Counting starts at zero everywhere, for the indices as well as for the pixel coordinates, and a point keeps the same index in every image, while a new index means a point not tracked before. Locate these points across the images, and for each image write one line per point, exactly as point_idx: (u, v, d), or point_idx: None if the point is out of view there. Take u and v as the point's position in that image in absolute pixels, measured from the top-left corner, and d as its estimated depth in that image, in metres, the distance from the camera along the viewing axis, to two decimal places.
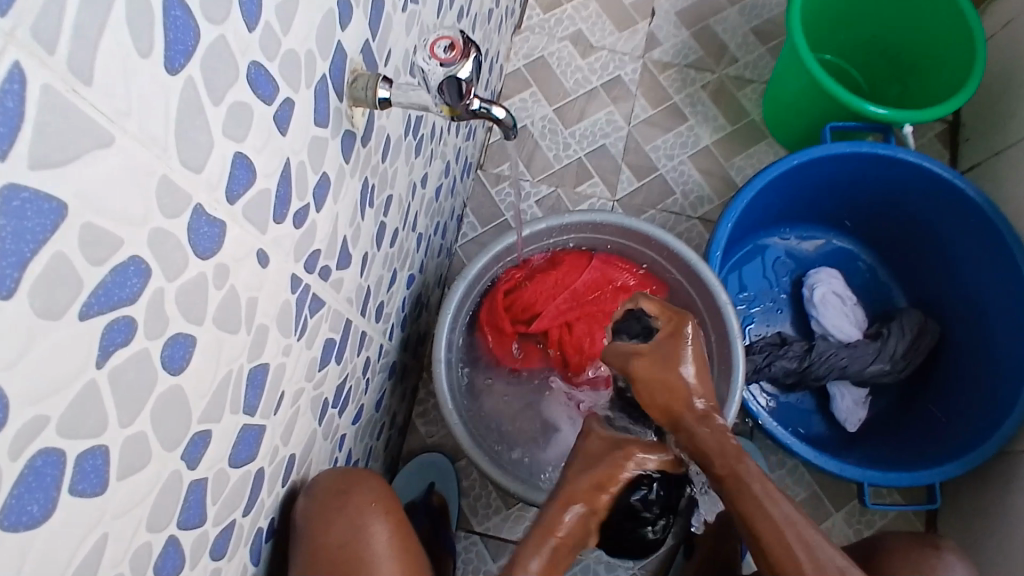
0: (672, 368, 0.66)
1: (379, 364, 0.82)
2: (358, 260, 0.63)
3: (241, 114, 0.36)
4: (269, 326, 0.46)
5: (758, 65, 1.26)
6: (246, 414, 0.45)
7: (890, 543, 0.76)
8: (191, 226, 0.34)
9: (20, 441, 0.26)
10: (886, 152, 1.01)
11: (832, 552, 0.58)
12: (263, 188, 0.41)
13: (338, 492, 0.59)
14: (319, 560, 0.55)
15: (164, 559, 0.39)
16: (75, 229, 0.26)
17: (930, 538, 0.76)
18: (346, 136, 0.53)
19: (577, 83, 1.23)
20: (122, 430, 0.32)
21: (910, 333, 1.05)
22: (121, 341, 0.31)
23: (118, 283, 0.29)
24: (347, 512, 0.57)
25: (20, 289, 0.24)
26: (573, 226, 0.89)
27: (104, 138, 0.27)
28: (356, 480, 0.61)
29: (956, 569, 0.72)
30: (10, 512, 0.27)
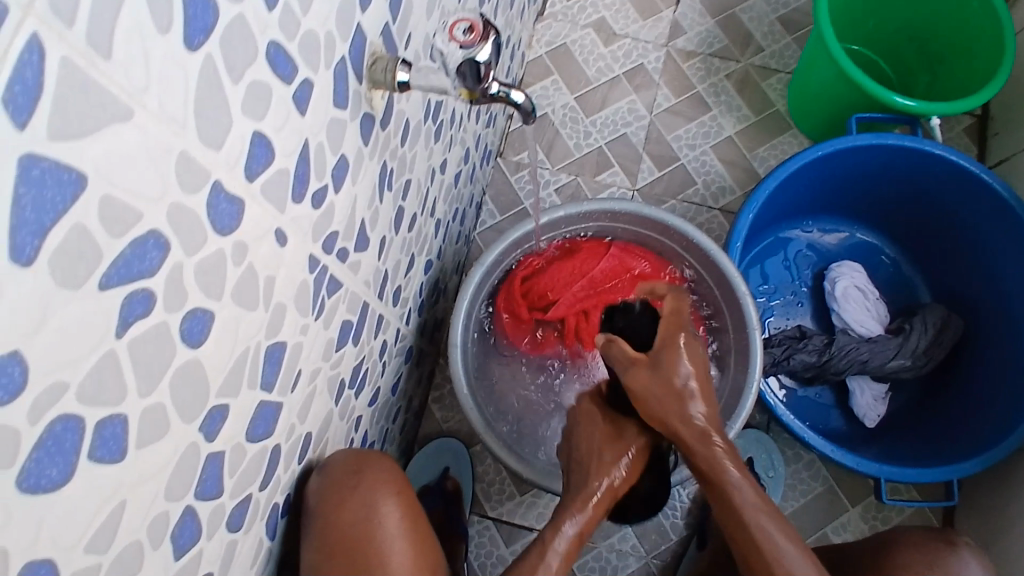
0: (666, 382, 0.67)
1: (396, 348, 0.82)
2: (376, 243, 0.64)
3: (260, 93, 0.37)
4: (286, 305, 0.46)
5: (784, 55, 1.24)
6: (264, 390, 0.46)
7: (903, 536, 0.75)
8: (210, 203, 0.35)
9: (40, 407, 0.27)
10: (913, 145, 0.99)
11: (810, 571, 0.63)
12: (282, 168, 0.41)
13: (351, 471, 0.60)
14: (333, 539, 0.57)
15: (181, 528, 0.40)
16: (95, 201, 0.27)
17: (945, 534, 0.75)
18: (365, 119, 0.53)
19: (600, 72, 1.23)
20: (141, 400, 0.33)
21: (932, 329, 1.03)
22: (141, 313, 0.31)
23: (138, 255, 0.30)
24: (360, 491, 0.59)
25: (39, 258, 0.25)
26: (592, 214, 0.89)
27: (123, 113, 0.28)
28: (365, 460, 0.62)
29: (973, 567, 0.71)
30: (29, 476, 0.27)
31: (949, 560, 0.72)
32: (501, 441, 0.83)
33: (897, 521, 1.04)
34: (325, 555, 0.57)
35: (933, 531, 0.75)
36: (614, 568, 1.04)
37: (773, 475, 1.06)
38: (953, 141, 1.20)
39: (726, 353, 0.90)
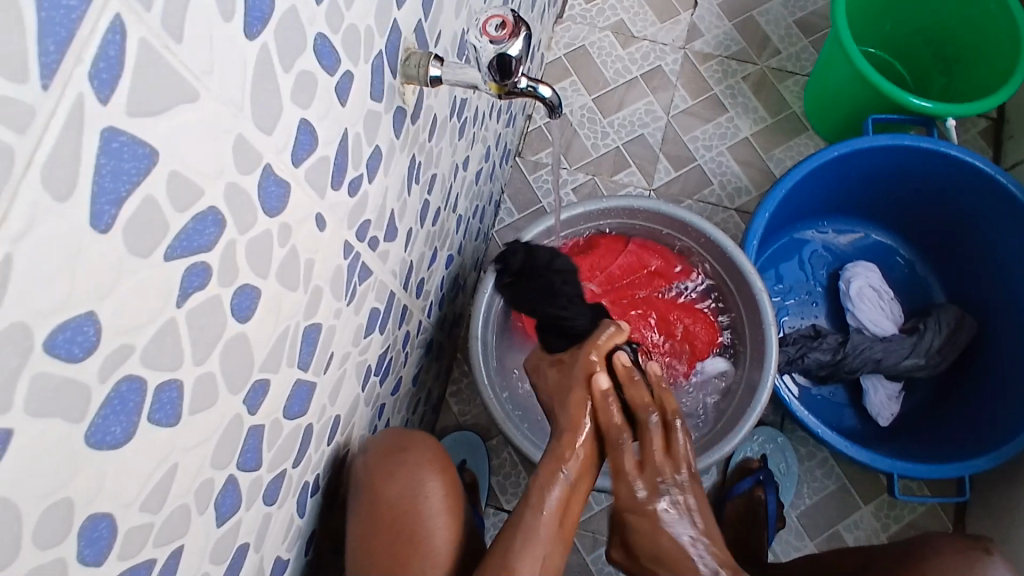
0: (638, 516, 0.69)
1: (418, 339, 0.84)
2: (404, 234, 0.66)
3: (306, 82, 0.39)
4: (323, 288, 0.49)
5: (801, 57, 1.25)
6: (300, 369, 0.48)
7: (937, 543, 0.74)
8: (260, 184, 0.37)
9: (108, 367, 0.29)
10: (929, 146, 1.00)
11: None
12: (323, 155, 0.43)
13: (397, 449, 0.63)
14: (380, 512, 0.60)
15: (223, 497, 0.42)
16: (163, 175, 0.29)
17: (981, 542, 0.74)
18: (398, 112, 0.55)
19: (617, 73, 1.24)
20: (194, 367, 0.35)
21: (947, 329, 1.04)
22: (198, 284, 0.34)
23: (198, 230, 0.32)
24: (406, 468, 0.63)
25: (115, 225, 0.27)
26: (610, 211, 0.91)
27: (190, 95, 0.30)
28: (410, 438, 0.65)
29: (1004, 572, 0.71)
30: (96, 431, 0.30)
31: (984, 566, 0.71)
32: (519, 431, 0.84)
33: (910, 520, 1.05)
34: (371, 526, 0.60)
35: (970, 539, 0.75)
36: None
37: (786, 472, 1.07)
38: (969, 143, 1.21)
39: (741, 347, 0.92)
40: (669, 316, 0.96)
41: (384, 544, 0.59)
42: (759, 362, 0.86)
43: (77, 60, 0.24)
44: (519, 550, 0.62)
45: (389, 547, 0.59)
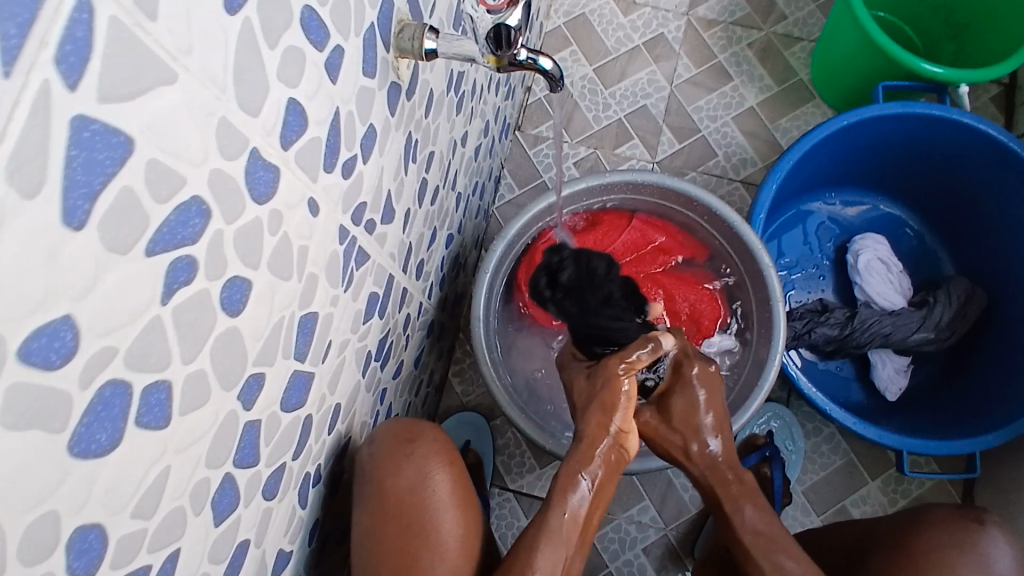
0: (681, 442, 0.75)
1: (419, 322, 0.83)
2: (401, 215, 0.63)
3: (295, 59, 0.36)
4: (318, 275, 0.46)
5: (808, 22, 1.21)
6: (297, 360, 0.47)
7: (933, 514, 0.71)
8: (248, 169, 0.34)
9: (90, 372, 0.27)
10: (941, 114, 0.97)
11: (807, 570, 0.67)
12: (314, 137, 0.41)
13: (405, 440, 0.62)
14: (389, 503, 0.59)
15: (220, 495, 0.41)
16: (141, 165, 0.27)
17: (975, 512, 0.71)
18: (392, 88, 0.52)
19: (619, 42, 1.21)
20: (183, 366, 0.33)
21: (956, 303, 1.02)
22: (184, 279, 0.31)
23: (182, 221, 0.30)
24: (416, 459, 0.61)
25: (90, 222, 0.25)
26: (613, 185, 0.88)
27: (168, 76, 0.27)
28: (417, 429, 0.64)
29: (1002, 545, 0.68)
30: (80, 440, 0.28)
31: (978, 537, 0.68)
32: (523, 414, 0.83)
33: (917, 494, 1.04)
34: (381, 517, 0.59)
35: (963, 509, 0.71)
36: (633, 540, 1.05)
37: (793, 449, 1.06)
38: (980, 110, 1.18)
39: (749, 324, 0.90)
40: (675, 294, 0.94)
41: (392, 536, 0.58)
42: (766, 339, 0.84)
43: (41, 44, 0.21)
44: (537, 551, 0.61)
45: (398, 541, 0.58)
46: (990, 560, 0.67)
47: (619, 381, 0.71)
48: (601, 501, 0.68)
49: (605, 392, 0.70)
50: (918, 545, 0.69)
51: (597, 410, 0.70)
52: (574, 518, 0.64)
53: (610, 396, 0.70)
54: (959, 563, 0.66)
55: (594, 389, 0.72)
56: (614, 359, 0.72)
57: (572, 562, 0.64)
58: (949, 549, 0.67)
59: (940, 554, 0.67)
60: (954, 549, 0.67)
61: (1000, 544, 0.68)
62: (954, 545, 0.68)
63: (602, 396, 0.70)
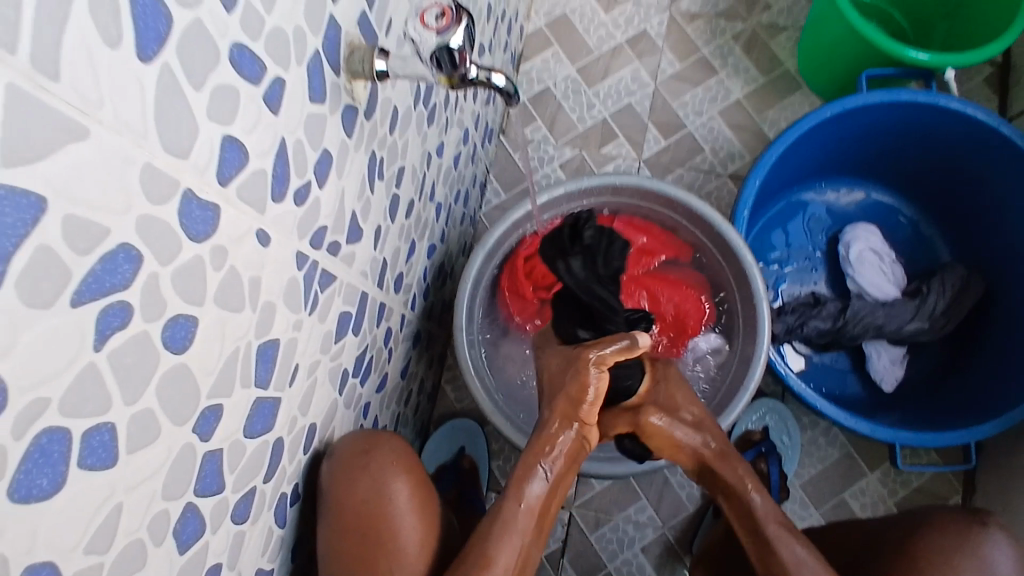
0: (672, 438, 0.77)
1: (402, 334, 0.83)
2: (371, 232, 0.64)
3: (227, 97, 0.37)
4: (275, 303, 0.47)
5: (792, 11, 1.20)
6: (260, 387, 0.47)
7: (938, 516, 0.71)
8: (181, 210, 0.35)
9: (22, 423, 0.28)
10: (927, 100, 0.95)
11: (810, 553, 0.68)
12: (258, 169, 0.41)
13: (360, 453, 0.63)
14: (345, 516, 0.61)
15: (183, 525, 0.42)
16: (57, 220, 0.27)
17: (980, 514, 0.71)
18: (347, 111, 0.53)
19: (601, 40, 1.20)
20: (126, 408, 0.34)
21: (950, 291, 1.01)
22: (118, 324, 0.32)
23: (109, 270, 0.31)
24: (370, 471, 0.63)
25: (5, 281, 0.26)
26: (592, 189, 0.88)
27: (80, 132, 0.28)
28: (374, 441, 0.65)
29: (1003, 549, 0.68)
30: (19, 487, 0.28)
31: (981, 540, 0.68)
32: (509, 422, 0.83)
33: (918, 485, 1.03)
34: (337, 530, 0.61)
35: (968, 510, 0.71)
36: (631, 539, 1.05)
37: (789, 444, 1.05)
38: (972, 93, 1.16)
39: (734, 322, 0.89)
40: (659, 296, 0.94)
41: (349, 548, 0.61)
42: (752, 335, 0.84)
43: None
44: (495, 542, 0.62)
45: (357, 550, 0.61)
46: (992, 563, 0.67)
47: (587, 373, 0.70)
48: (559, 484, 0.69)
49: (572, 384, 0.71)
50: (921, 543, 0.69)
51: (562, 403, 0.70)
52: (529, 509, 0.65)
53: (577, 391, 0.70)
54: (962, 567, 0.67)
55: (562, 380, 0.72)
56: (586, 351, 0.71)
57: (530, 550, 0.66)
58: (953, 554, 0.67)
59: (945, 555, 0.67)
60: (958, 553, 0.67)
61: (1002, 545, 0.68)
62: (957, 546, 0.68)
63: (568, 389, 0.71)
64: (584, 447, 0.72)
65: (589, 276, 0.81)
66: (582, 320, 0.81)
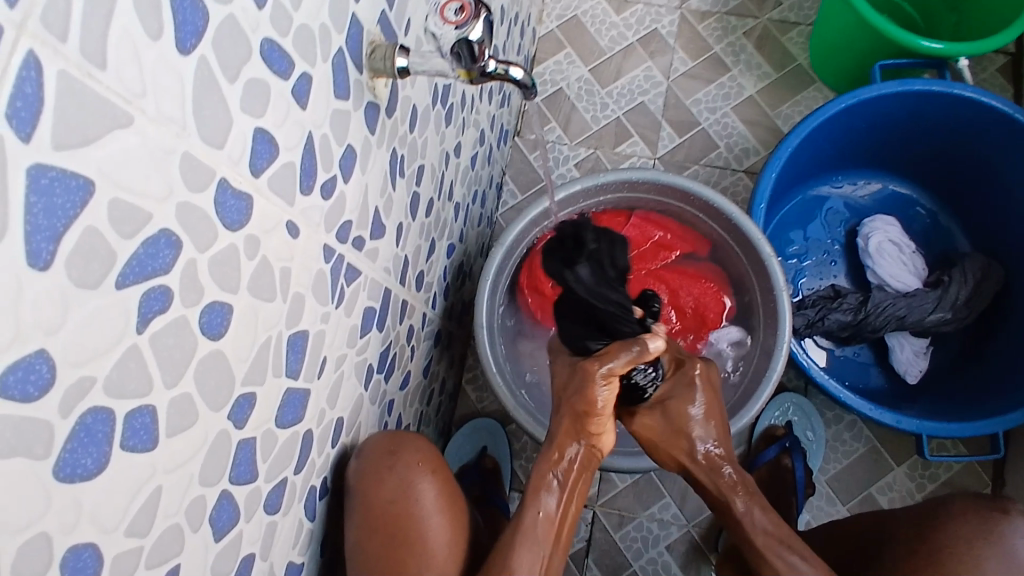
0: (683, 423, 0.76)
1: (424, 332, 0.84)
2: (393, 229, 0.65)
3: (257, 90, 0.38)
4: (304, 294, 0.48)
5: (803, 7, 1.20)
6: (290, 377, 0.48)
7: (955, 505, 0.70)
8: (217, 200, 0.36)
9: (70, 401, 0.29)
10: (942, 89, 0.95)
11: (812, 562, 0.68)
12: (287, 162, 0.43)
13: (388, 451, 0.63)
14: (374, 515, 0.61)
15: (218, 511, 0.42)
16: (104, 204, 0.29)
17: (1000, 501, 0.70)
18: (369, 107, 0.54)
19: (613, 41, 1.21)
20: (166, 391, 0.35)
21: (972, 281, 1.00)
22: (158, 309, 0.33)
23: (151, 254, 0.32)
24: (397, 471, 0.63)
25: (55, 262, 0.27)
26: (608, 185, 0.89)
27: (124, 119, 0.29)
28: (400, 441, 0.65)
29: None
30: (65, 465, 0.29)
31: (1004, 529, 0.67)
32: (532, 417, 0.84)
33: (945, 478, 1.02)
34: (369, 530, 0.61)
35: (986, 498, 0.70)
36: (656, 537, 1.05)
37: (814, 438, 1.04)
38: (987, 82, 1.15)
39: (754, 315, 0.89)
40: (678, 290, 0.94)
41: (380, 546, 0.61)
42: (773, 328, 0.84)
43: None
44: (518, 551, 0.63)
45: (385, 550, 0.61)
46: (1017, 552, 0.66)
47: (597, 385, 0.70)
48: (574, 496, 0.70)
49: (577, 397, 0.71)
50: (940, 535, 0.68)
51: (568, 421, 0.72)
52: (550, 525, 0.67)
53: (589, 401, 0.70)
54: (984, 555, 0.66)
55: (572, 386, 0.72)
56: (594, 363, 0.70)
57: (552, 560, 0.66)
58: (977, 542, 0.67)
59: (965, 544, 0.67)
60: (982, 540, 0.67)
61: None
62: (976, 537, 0.67)
63: (574, 402, 0.71)
64: (595, 456, 0.73)
65: (598, 282, 0.72)
66: (600, 330, 0.74)
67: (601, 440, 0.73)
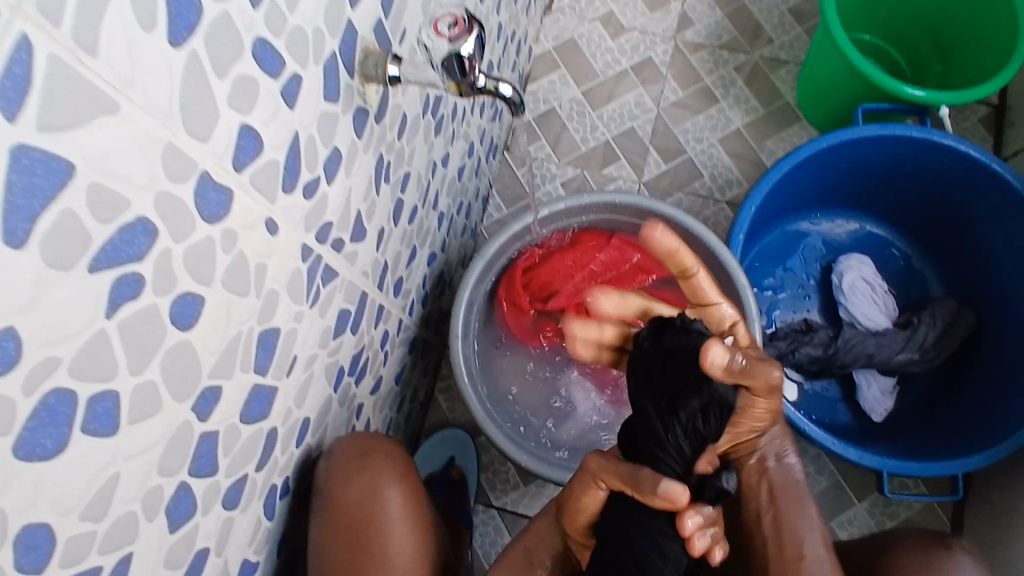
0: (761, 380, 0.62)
1: (399, 339, 0.84)
2: (374, 234, 0.65)
3: (247, 88, 0.39)
4: (279, 292, 0.48)
5: (794, 46, 1.24)
6: (258, 373, 0.48)
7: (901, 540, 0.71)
8: (198, 192, 0.37)
9: (34, 379, 0.29)
10: (921, 136, 0.99)
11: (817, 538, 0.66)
12: (272, 159, 0.43)
13: (361, 453, 0.64)
14: (339, 517, 0.61)
15: (176, 502, 0.42)
16: (83, 187, 0.29)
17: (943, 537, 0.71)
18: (359, 112, 0.55)
19: (607, 65, 1.23)
20: (132, 378, 0.35)
21: (941, 323, 1.03)
22: (130, 295, 0.33)
23: (127, 240, 0.32)
24: (366, 473, 0.63)
25: (30, 241, 0.27)
26: (591, 207, 0.90)
27: (110, 106, 0.30)
28: (375, 444, 0.66)
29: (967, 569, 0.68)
30: (24, 443, 0.29)
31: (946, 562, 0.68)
32: (503, 431, 0.84)
33: (905, 516, 1.04)
34: (330, 533, 0.61)
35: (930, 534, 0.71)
36: None
37: None
38: (967, 131, 1.19)
39: None
40: None
41: (342, 549, 0.60)
42: None
43: None
44: None
45: (346, 554, 0.60)
46: None
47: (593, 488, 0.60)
48: None
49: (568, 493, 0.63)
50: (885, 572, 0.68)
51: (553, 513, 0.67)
52: None
53: (577, 508, 0.62)
54: None
55: (570, 485, 0.63)
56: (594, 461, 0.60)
57: None
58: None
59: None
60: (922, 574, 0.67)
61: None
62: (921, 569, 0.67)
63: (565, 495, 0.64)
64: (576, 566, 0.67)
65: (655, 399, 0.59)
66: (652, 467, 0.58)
67: (583, 551, 0.65)
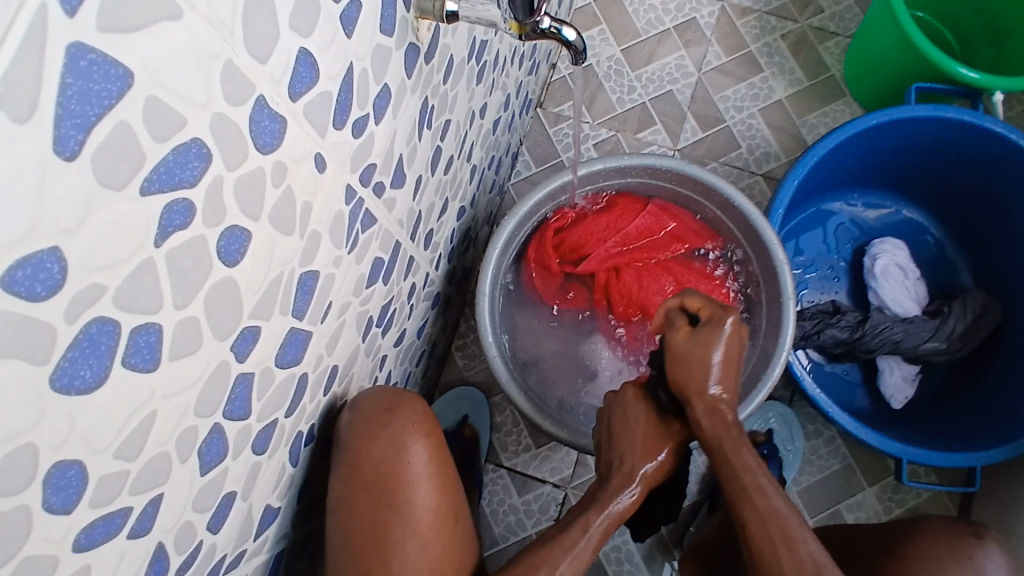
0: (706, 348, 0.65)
1: (424, 292, 0.82)
2: (413, 181, 0.63)
3: (307, 7, 0.35)
4: (321, 233, 0.46)
5: (845, 17, 1.18)
6: (295, 317, 0.46)
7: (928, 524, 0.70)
8: (252, 117, 0.34)
9: (76, 308, 0.27)
10: (972, 121, 0.95)
11: (814, 551, 0.57)
12: (325, 90, 0.40)
13: (383, 409, 0.62)
14: (361, 471, 0.60)
15: (208, 445, 0.41)
16: (140, 100, 0.26)
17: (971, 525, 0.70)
18: (411, 49, 0.51)
19: (649, 24, 1.18)
20: (176, 312, 0.33)
21: (971, 315, 1.01)
22: (180, 224, 0.31)
23: (180, 163, 0.30)
24: (391, 429, 0.61)
25: (83, 152, 0.25)
26: (630, 169, 0.87)
27: (173, 13, 0.27)
28: (399, 400, 0.64)
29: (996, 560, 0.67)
30: (63, 375, 0.27)
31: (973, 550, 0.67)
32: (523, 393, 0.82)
33: (913, 504, 1.03)
34: (353, 484, 0.60)
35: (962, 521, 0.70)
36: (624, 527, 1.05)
37: (791, 448, 1.05)
38: (1014, 121, 1.15)
39: (756, 319, 0.88)
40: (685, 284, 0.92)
41: (365, 506, 0.59)
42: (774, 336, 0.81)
43: None
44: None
45: (368, 509, 0.59)
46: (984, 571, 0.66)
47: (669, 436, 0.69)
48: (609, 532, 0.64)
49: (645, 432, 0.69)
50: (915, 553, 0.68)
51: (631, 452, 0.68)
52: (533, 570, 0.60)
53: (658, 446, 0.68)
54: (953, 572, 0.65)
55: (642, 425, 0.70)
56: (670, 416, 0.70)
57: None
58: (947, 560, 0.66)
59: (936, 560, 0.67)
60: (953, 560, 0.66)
61: (997, 561, 0.67)
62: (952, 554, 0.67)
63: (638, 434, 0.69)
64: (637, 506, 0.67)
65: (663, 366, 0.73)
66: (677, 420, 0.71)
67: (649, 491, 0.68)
